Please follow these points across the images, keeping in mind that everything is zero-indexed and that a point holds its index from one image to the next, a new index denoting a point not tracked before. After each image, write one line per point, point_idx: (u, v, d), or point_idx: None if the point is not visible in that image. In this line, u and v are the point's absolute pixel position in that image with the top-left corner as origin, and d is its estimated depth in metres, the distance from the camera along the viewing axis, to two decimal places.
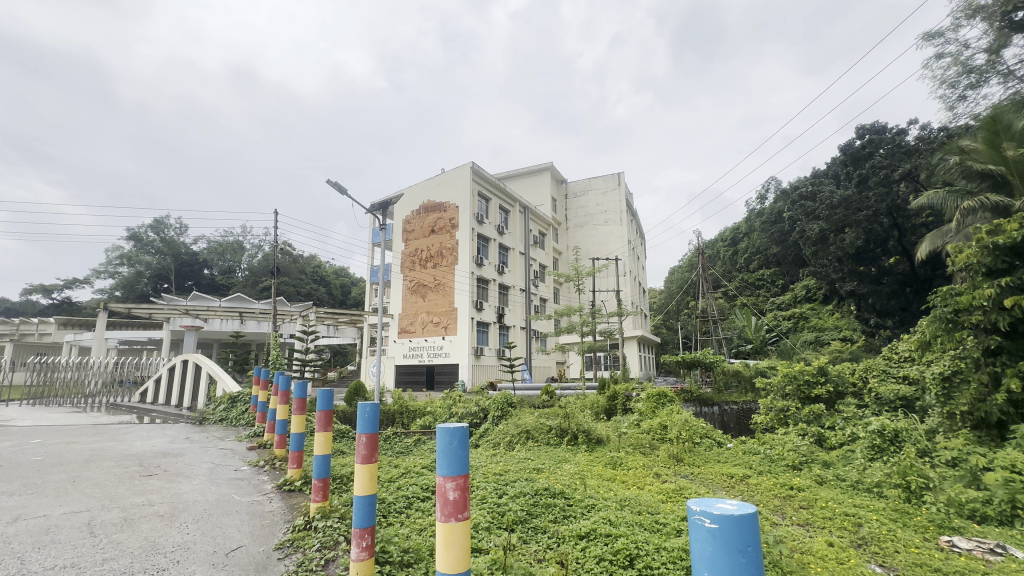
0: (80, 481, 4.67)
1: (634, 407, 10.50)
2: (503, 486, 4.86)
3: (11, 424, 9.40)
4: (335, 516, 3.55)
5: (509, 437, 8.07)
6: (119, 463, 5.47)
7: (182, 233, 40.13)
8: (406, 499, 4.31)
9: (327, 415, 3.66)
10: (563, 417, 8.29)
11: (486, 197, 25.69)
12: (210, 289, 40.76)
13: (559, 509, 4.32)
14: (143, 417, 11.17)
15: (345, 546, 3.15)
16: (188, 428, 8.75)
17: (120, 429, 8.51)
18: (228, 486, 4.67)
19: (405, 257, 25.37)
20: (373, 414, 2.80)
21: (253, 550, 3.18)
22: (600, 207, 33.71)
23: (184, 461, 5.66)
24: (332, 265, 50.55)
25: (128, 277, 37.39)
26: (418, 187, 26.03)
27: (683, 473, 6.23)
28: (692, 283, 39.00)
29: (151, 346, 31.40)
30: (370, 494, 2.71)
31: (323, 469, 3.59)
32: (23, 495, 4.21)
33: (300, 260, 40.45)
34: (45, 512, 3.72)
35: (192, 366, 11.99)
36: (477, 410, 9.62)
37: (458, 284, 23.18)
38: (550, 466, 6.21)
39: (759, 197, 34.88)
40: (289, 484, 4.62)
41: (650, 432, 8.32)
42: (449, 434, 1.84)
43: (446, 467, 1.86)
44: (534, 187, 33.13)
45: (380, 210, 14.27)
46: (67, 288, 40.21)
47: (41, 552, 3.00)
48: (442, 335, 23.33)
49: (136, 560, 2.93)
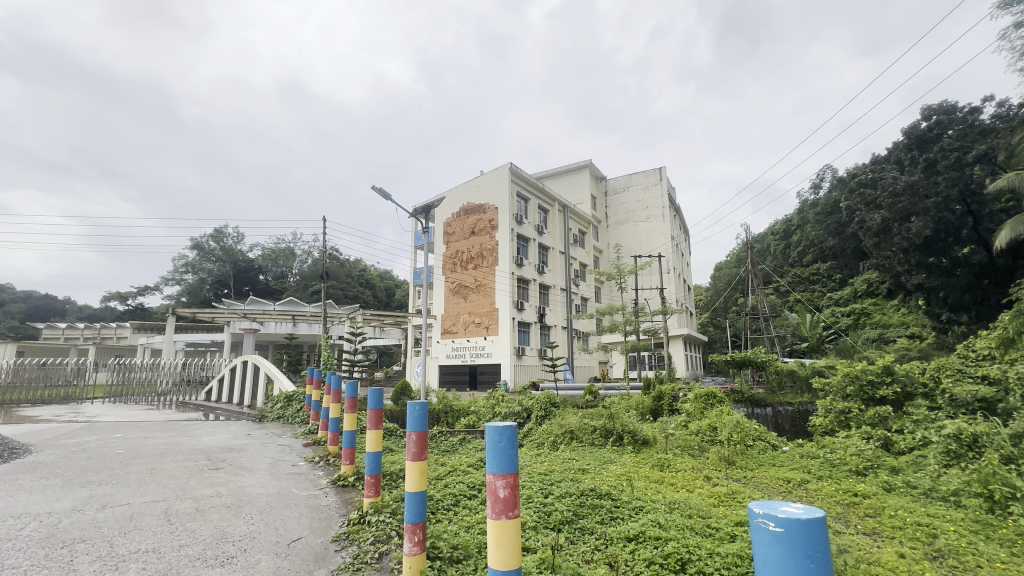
0: (157, 473, 5.07)
1: (681, 408, 10.20)
2: (548, 485, 4.87)
3: (98, 421, 10.33)
4: (386, 511, 3.66)
5: (554, 437, 8.07)
6: (189, 457, 5.87)
7: (239, 241, 42.67)
8: (454, 496, 4.40)
9: (378, 413, 3.83)
10: (608, 417, 8.18)
11: (525, 197, 25.75)
12: (265, 294, 43.14)
13: (606, 510, 4.27)
14: (209, 414, 11.96)
15: (397, 540, 3.26)
16: (249, 426, 9.27)
17: (190, 425, 9.17)
18: (288, 480, 4.93)
19: (446, 258, 25.81)
20: (422, 413, 2.86)
21: (312, 541, 3.34)
22: (642, 203, 33.00)
23: (247, 456, 6.03)
24: (377, 268, 52.07)
25: (192, 284, 40.10)
26: (458, 189, 26.40)
27: (735, 477, 5.98)
28: (741, 280, 37.49)
29: (213, 348, 33.53)
30: (421, 490, 2.77)
31: (375, 465, 3.72)
32: (110, 484, 4.63)
33: (347, 264, 42.01)
34: (128, 501, 4.05)
35: (252, 366, 12.70)
36: (521, 409, 9.67)
37: (499, 284, 23.35)
38: (595, 467, 6.15)
39: (813, 187, 33.00)
40: (342, 479, 4.82)
41: (698, 434, 8.02)
42: (497, 432, 1.88)
43: (495, 466, 1.88)
44: (573, 185, 32.86)
45: (423, 214, 14.58)
46: (140, 295, 43.70)
47: (127, 536, 3.28)
48: (483, 335, 23.55)
49: (209, 547, 3.14)
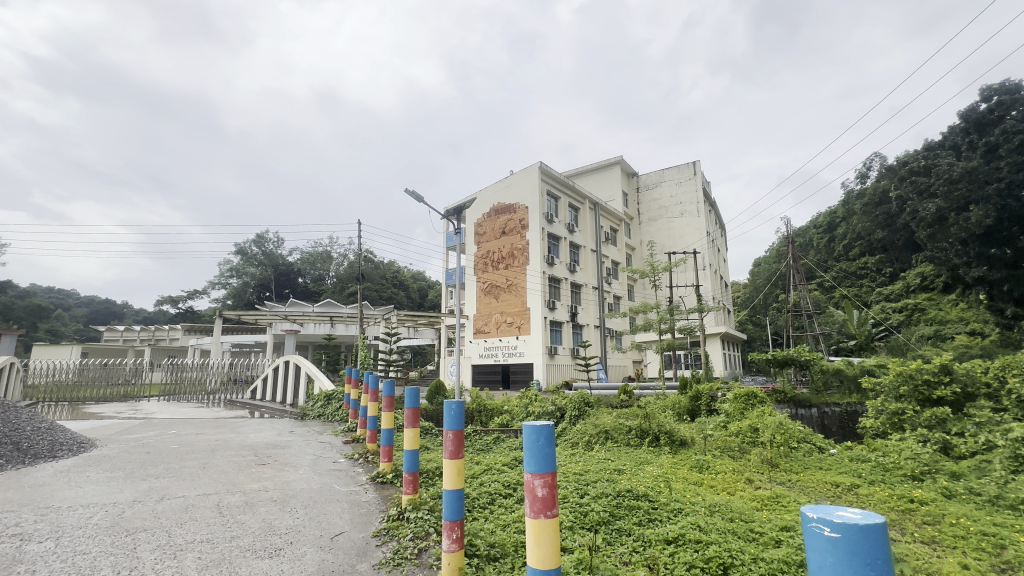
0: (209, 467, 5.34)
1: (720, 408, 9.90)
2: (584, 486, 4.83)
3: (154, 417, 10.95)
4: (425, 508, 3.72)
5: (588, 437, 8.01)
6: (238, 452, 6.16)
7: (279, 246, 44.41)
8: (489, 495, 4.43)
9: (414, 412, 3.91)
10: (644, 417, 8.05)
11: (555, 196, 25.64)
12: (304, 296, 44.69)
13: (643, 512, 4.20)
14: (254, 412, 12.48)
15: (435, 537, 3.32)
16: (292, 423, 9.63)
17: (237, 422, 9.60)
18: (330, 476, 5.09)
19: (478, 258, 25.99)
20: (458, 412, 2.90)
21: (354, 536, 3.43)
22: (675, 199, 32.27)
23: (291, 452, 6.26)
24: (410, 270, 52.95)
25: (237, 287, 41.97)
26: (488, 190, 26.53)
27: (779, 480, 5.76)
28: (782, 275, 36.06)
29: (257, 348, 34.98)
30: (458, 488, 2.80)
31: (413, 462, 3.79)
32: (167, 476, 4.92)
33: (381, 266, 42.97)
34: (184, 493, 4.29)
35: (293, 366, 13.17)
36: (555, 409, 9.62)
37: (530, 284, 23.34)
38: (631, 468, 6.05)
39: (859, 177, 31.37)
40: (381, 476, 4.92)
41: (739, 435, 7.75)
42: (535, 431, 1.88)
43: (533, 464, 1.88)
44: (604, 183, 32.45)
45: (454, 215, 14.70)
46: (190, 298, 46.07)
47: (183, 527, 3.47)
48: (516, 334, 23.60)
49: (257, 539, 3.28)
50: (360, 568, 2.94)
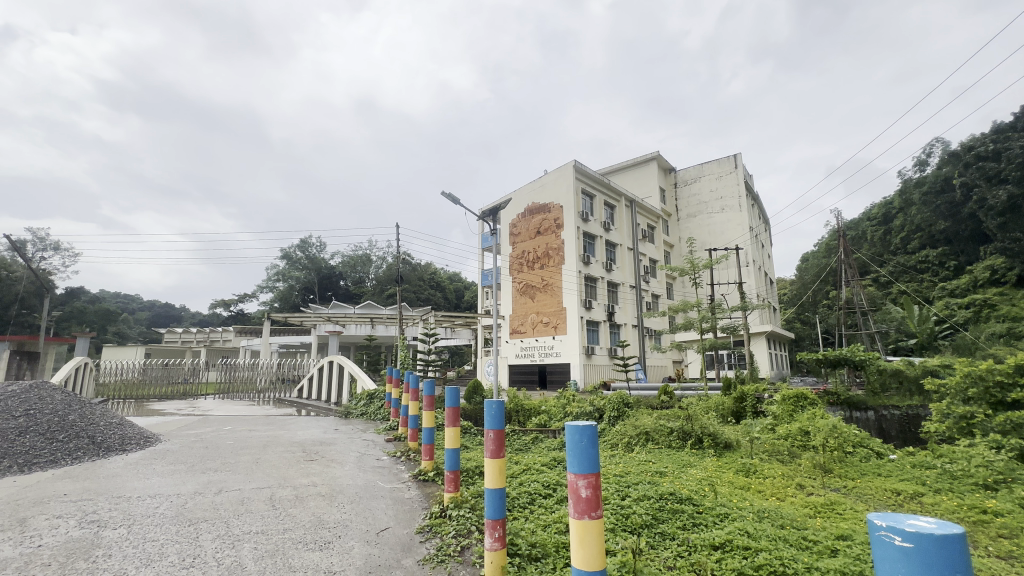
0: (262, 462, 5.62)
1: (767, 411, 9.52)
2: (625, 488, 4.75)
3: (211, 415, 11.59)
4: (466, 506, 3.76)
5: (628, 439, 7.89)
6: (288, 449, 6.44)
7: (322, 250, 46.12)
8: (529, 495, 4.43)
9: (455, 411, 3.97)
10: (686, 419, 7.83)
11: (590, 194, 25.37)
12: (345, 299, 46.20)
13: (688, 516, 4.09)
14: (302, 410, 13.00)
15: (478, 535, 3.36)
16: (337, 421, 9.96)
17: (286, 420, 10.04)
18: (374, 473, 5.23)
19: (513, 258, 26.06)
20: (499, 411, 2.93)
21: (399, 532, 3.51)
22: (715, 193, 31.29)
23: (337, 449, 6.48)
24: (446, 270, 53.74)
25: (283, 290, 43.86)
26: (522, 190, 26.55)
27: (834, 487, 5.47)
28: (832, 271, 34.25)
29: (303, 348, 36.40)
30: (500, 488, 2.81)
31: (454, 461, 3.84)
32: (224, 471, 5.19)
33: (419, 268, 43.82)
34: (240, 486, 4.52)
35: (337, 366, 13.64)
36: (593, 409, 9.52)
37: (566, 283, 23.20)
38: (673, 470, 5.89)
39: (918, 165, 29.38)
40: (423, 474, 5.01)
41: (788, 439, 7.41)
42: (578, 431, 1.88)
43: (576, 465, 1.87)
44: (640, 179, 31.83)
45: (490, 216, 14.82)
46: (240, 302, 48.52)
47: (240, 519, 3.65)
48: (552, 334, 23.51)
49: (308, 532, 3.42)
50: (405, 563, 3.01)
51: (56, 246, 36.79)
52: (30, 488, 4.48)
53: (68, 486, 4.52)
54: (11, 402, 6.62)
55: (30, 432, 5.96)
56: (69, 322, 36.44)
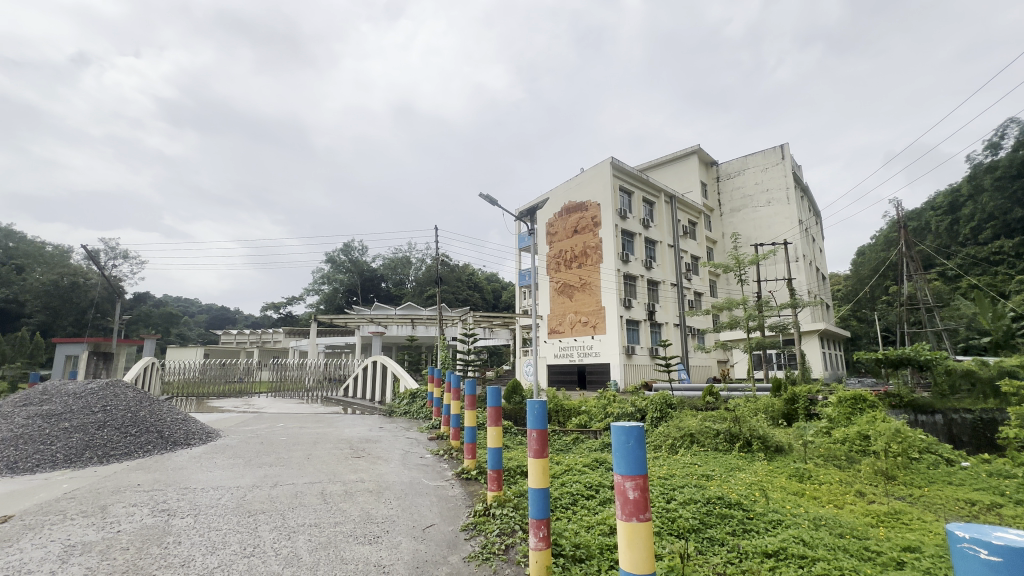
0: (313, 458, 5.86)
1: (821, 413, 9.02)
2: (670, 491, 4.64)
3: (266, 412, 12.22)
4: (509, 505, 3.79)
5: (671, 441, 7.71)
6: (337, 445, 6.69)
7: (364, 253, 47.63)
8: (572, 495, 4.40)
9: (497, 410, 4.02)
10: (733, 420, 7.55)
11: (628, 191, 24.92)
12: (387, 300, 47.49)
13: (738, 521, 3.94)
14: (348, 408, 13.50)
15: (521, 535, 3.37)
16: (381, 419, 10.28)
17: (335, 418, 10.43)
18: (418, 471, 5.35)
19: (550, 258, 25.97)
20: (541, 411, 2.94)
21: (444, 529, 3.58)
22: (760, 186, 30.03)
23: (383, 447, 6.67)
24: (484, 271, 54.20)
25: (329, 293, 45.60)
26: (559, 189, 26.41)
27: (898, 495, 5.13)
28: (892, 265, 32.10)
29: (347, 349, 37.69)
30: (544, 487, 2.81)
31: (497, 460, 3.87)
32: (279, 465, 5.47)
33: (457, 269, 44.43)
34: (293, 480, 4.74)
35: (381, 365, 14.07)
36: (635, 410, 9.35)
37: (604, 282, 22.90)
38: (721, 474, 5.70)
39: (989, 147, 27.02)
40: (465, 472, 5.08)
41: (845, 443, 7.00)
42: (624, 431, 1.85)
43: (623, 466, 1.84)
44: (680, 174, 30.97)
45: (527, 216, 14.84)
46: (290, 304, 50.85)
47: (294, 511, 3.83)
48: (591, 334, 23.27)
49: (357, 526, 3.53)
50: (451, 560, 3.06)
51: (125, 255, 39.81)
52: (108, 478, 4.87)
53: (142, 477, 4.88)
54: (91, 398, 7.21)
55: (108, 427, 6.47)
56: (137, 325, 39.37)
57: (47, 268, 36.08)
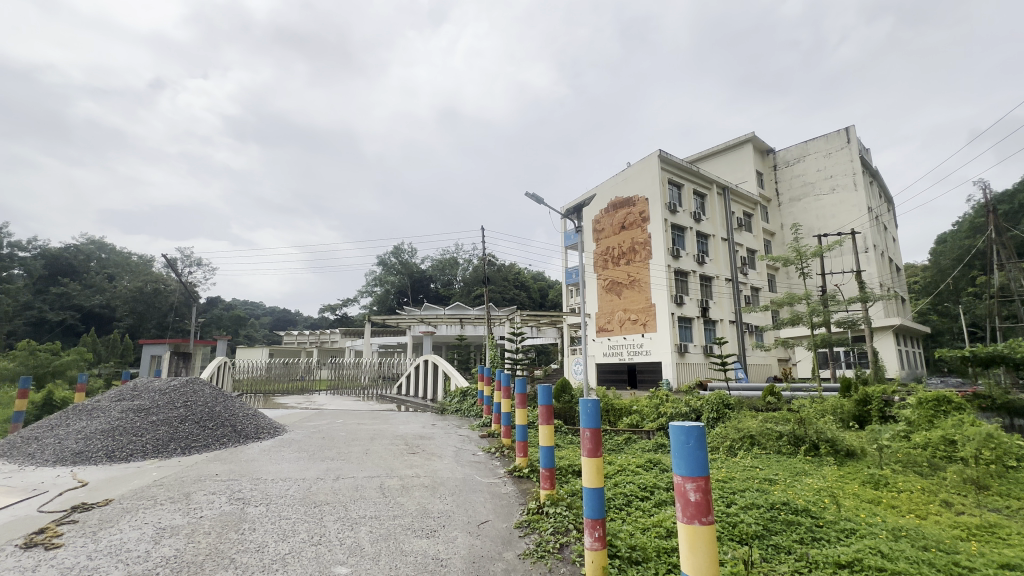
0: (372, 453, 6.11)
1: (897, 416, 8.33)
2: (730, 495, 4.46)
3: (326, 408, 12.85)
4: (562, 504, 3.78)
5: (729, 442, 7.40)
6: (394, 441, 6.92)
7: (414, 256, 49.02)
8: (625, 496, 4.33)
9: (548, 409, 4.02)
10: (797, 422, 7.15)
11: (677, 183, 24.14)
12: (436, 300, 48.60)
13: (805, 529, 3.72)
14: (402, 405, 13.92)
15: (575, 534, 3.34)
16: (433, 417, 10.53)
17: (390, 415, 10.80)
18: (472, 468, 5.44)
19: (597, 255, 25.60)
20: (594, 410, 2.91)
21: (499, 525, 3.62)
22: (823, 173, 28.21)
23: (437, 443, 6.84)
24: (530, 270, 54.20)
25: (381, 294, 47.29)
26: (605, 185, 25.98)
27: (993, 506, 4.64)
28: (980, 253, 29.12)
29: (399, 348, 38.87)
30: (598, 486, 2.78)
31: (549, 459, 3.87)
32: (341, 459, 5.74)
33: (503, 268, 44.72)
34: (354, 474, 4.97)
35: (432, 364, 14.43)
36: (690, 410, 9.04)
37: (654, 278, 22.29)
38: (785, 479, 5.39)
39: None
40: (518, 470, 5.10)
41: (927, 449, 6.44)
42: (684, 431, 1.80)
43: (683, 468, 1.78)
44: (733, 164, 29.63)
45: (573, 213, 14.71)
46: (345, 305, 53.19)
47: (356, 503, 4.01)
48: (641, 332, 22.75)
49: (415, 520, 3.65)
50: (507, 556, 3.09)
51: (198, 263, 43.13)
52: (191, 467, 5.30)
53: (219, 467, 5.28)
54: (173, 394, 7.88)
55: (189, 420, 7.06)
56: (211, 326, 42.53)
57: (133, 276, 39.76)
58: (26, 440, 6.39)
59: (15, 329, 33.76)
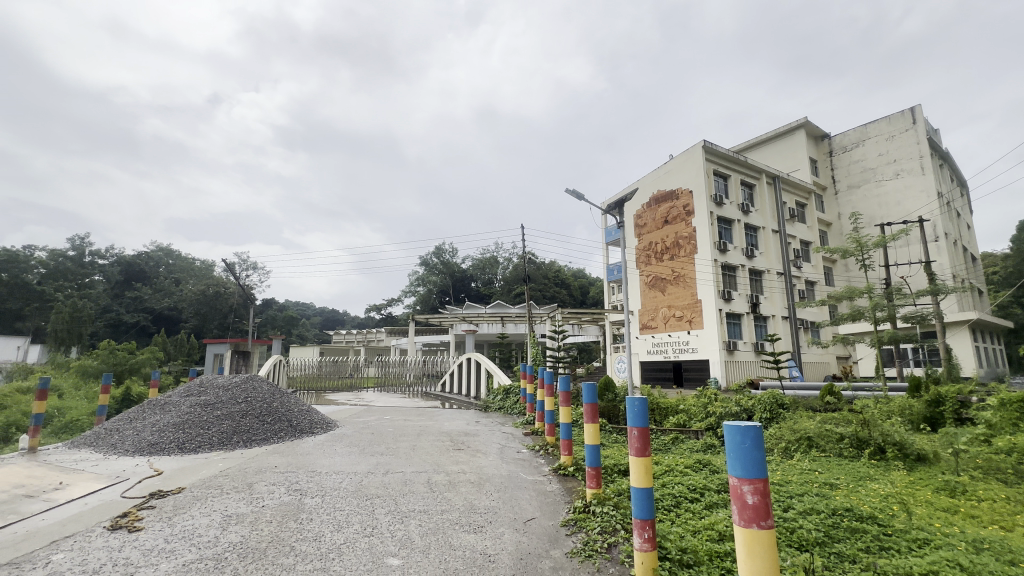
0: (419, 449, 6.26)
1: (977, 418, 7.65)
2: (787, 499, 4.25)
3: (374, 405, 13.28)
4: (609, 503, 3.73)
5: (785, 444, 7.07)
6: (439, 438, 7.07)
7: (455, 255, 49.73)
8: (674, 497, 4.21)
9: (593, 407, 3.97)
10: (860, 424, 6.72)
11: (724, 174, 23.24)
12: (477, 299, 49.13)
13: (872, 537, 3.49)
14: (447, 403, 14.18)
15: (624, 534, 3.29)
16: (477, 414, 10.67)
17: (435, 412, 11.04)
18: (517, 465, 5.47)
19: (640, 251, 25.06)
20: (642, 409, 2.85)
21: (545, 523, 3.62)
22: (885, 157, 26.35)
23: (482, 441, 6.92)
24: (570, 268, 53.74)
25: (424, 294, 48.30)
26: (646, 178, 25.37)
27: None
28: None
29: (442, 346, 39.57)
30: (647, 486, 2.72)
31: (594, 458, 3.83)
32: (390, 454, 5.92)
33: (543, 266, 44.62)
34: (403, 469, 5.11)
35: (475, 362, 14.63)
36: (741, 410, 8.67)
37: (699, 273, 21.58)
38: (848, 483, 5.07)
39: None
40: (563, 468, 5.07)
41: (1013, 454, 5.87)
42: (740, 431, 1.73)
43: (738, 469, 1.72)
44: (784, 152, 28.19)
45: (614, 209, 14.46)
46: (390, 305, 54.71)
47: (405, 498, 4.11)
48: (687, 329, 22.09)
49: (463, 515, 3.70)
50: (554, 554, 3.08)
51: (254, 266, 45.73)
52: (253, 459, 5.62)
53: (278, 460, 5.57)
54: (235, 390, 8.38)
55: (250, 415, 7.49)
56: (266, 326, 44.93)
57: (197, 280, 42.65)
58: (108, 431, 6.98)
59: (97, 330, 37.08)
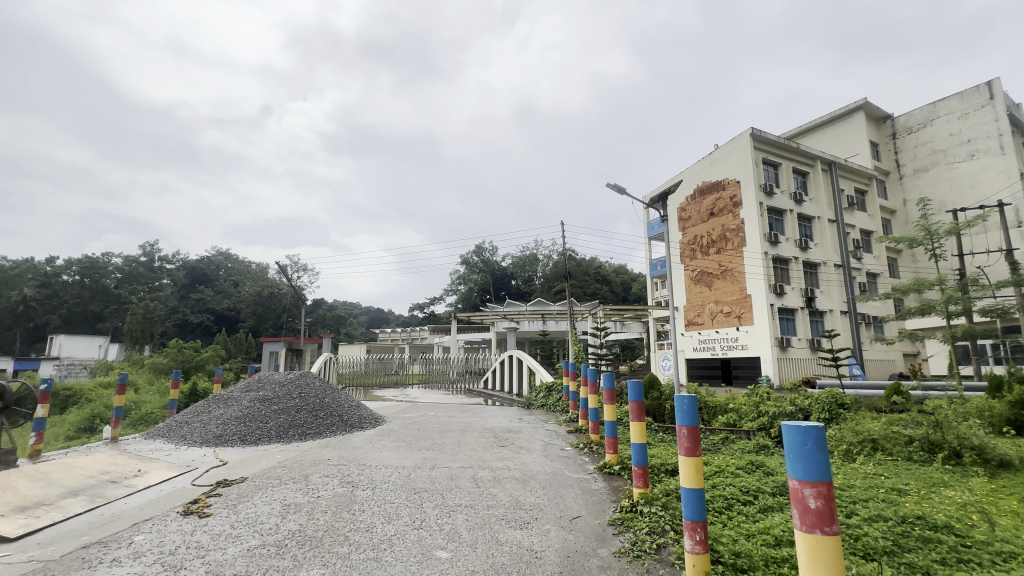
0: (464, 445, 6.35)
1: None
2: (851, 504, 4.00)
3: (419, 401, 13.61)
4: (657, 503, 3.64)
5: (846, 446, 6.65)
6: (484, 434, 7.15)
7: (495, 254, 50.11)
8: (725, 499, 4.06)
9: (639, 406, 3.89)
10: (932, 427, 6.23)
11: (774, 162, 22.14)
12: (518, 297, 49.31)
13: (949, 549, 3.22)
14: (489, 400, 14.35)
15: (674, 535, 3.21)
16: (520, 411, 10.72)
17: (479, 408, 11.19)
18: (561, 462, 5.46)
19: (684, 245, 24.32)
20: (691, 407, 2.77)
21: (591, 522, 3.58)
22: (957, 137, 24.31)
23: (525, 437, 6.94)
24: (611, 264, 52.88)
25: (465, 292, 48.95)
26: (690, 170, 24.54)
27: None
28: None
29: (483, 344, 39.98)
30: (698, 487, 2.63)
31: (641, 457, 3.75)
32: (436, 449, 6.05)
33: (584, 263, 44.15)
34: (448, 464, 5.21)
35: (516, 359, 14.73)
36: (796, 409, 8.24)
37: (748, 267, 20.71)
38: (918, 490, 4.71)
39: None
40: (608, 467, 5.01)
41: None
42: (800, 432, 1.65)
43: (799, 471, 1.64)
44: (841, 136, 26.53)
45: (656, 202, 14.09)
46: (432, 304, 55.83)
47: (451, 492, 4.19)
48: (735, 325, 21.23)
49: (508, 511, 3.73)
50: (601, 553, 3.04)
51: (305, 268, 47.93)
52: (308, 452, 5.89)
53: (330, 453, 5.81)
54: (290, 386, 8.82)
55: (304, 410, 7.88)
56: (317, 325, 46.96)
57: (253, 282, 45.19)
58: (179, 423, 7.52)
59: (167, 330, 40.03)
